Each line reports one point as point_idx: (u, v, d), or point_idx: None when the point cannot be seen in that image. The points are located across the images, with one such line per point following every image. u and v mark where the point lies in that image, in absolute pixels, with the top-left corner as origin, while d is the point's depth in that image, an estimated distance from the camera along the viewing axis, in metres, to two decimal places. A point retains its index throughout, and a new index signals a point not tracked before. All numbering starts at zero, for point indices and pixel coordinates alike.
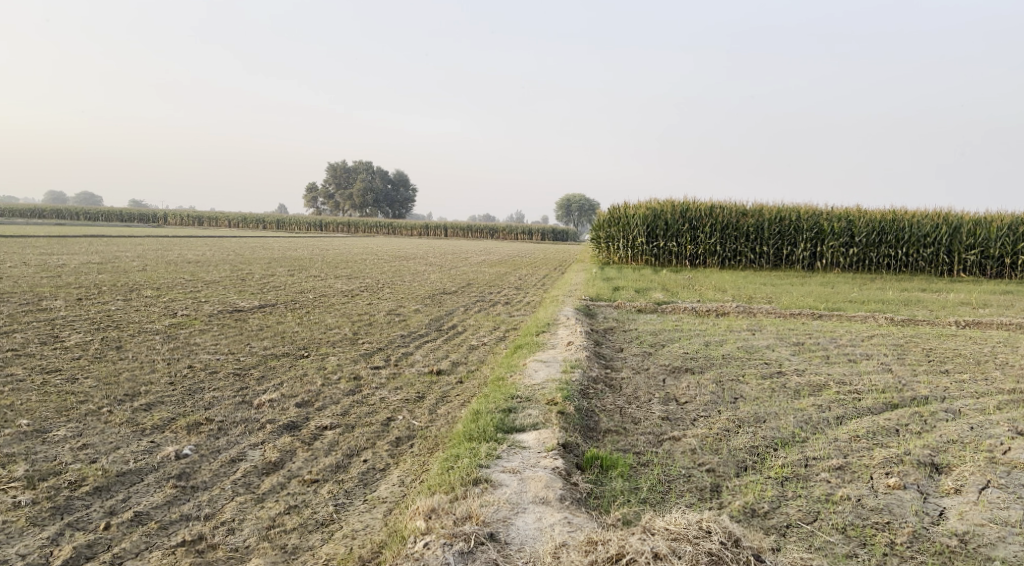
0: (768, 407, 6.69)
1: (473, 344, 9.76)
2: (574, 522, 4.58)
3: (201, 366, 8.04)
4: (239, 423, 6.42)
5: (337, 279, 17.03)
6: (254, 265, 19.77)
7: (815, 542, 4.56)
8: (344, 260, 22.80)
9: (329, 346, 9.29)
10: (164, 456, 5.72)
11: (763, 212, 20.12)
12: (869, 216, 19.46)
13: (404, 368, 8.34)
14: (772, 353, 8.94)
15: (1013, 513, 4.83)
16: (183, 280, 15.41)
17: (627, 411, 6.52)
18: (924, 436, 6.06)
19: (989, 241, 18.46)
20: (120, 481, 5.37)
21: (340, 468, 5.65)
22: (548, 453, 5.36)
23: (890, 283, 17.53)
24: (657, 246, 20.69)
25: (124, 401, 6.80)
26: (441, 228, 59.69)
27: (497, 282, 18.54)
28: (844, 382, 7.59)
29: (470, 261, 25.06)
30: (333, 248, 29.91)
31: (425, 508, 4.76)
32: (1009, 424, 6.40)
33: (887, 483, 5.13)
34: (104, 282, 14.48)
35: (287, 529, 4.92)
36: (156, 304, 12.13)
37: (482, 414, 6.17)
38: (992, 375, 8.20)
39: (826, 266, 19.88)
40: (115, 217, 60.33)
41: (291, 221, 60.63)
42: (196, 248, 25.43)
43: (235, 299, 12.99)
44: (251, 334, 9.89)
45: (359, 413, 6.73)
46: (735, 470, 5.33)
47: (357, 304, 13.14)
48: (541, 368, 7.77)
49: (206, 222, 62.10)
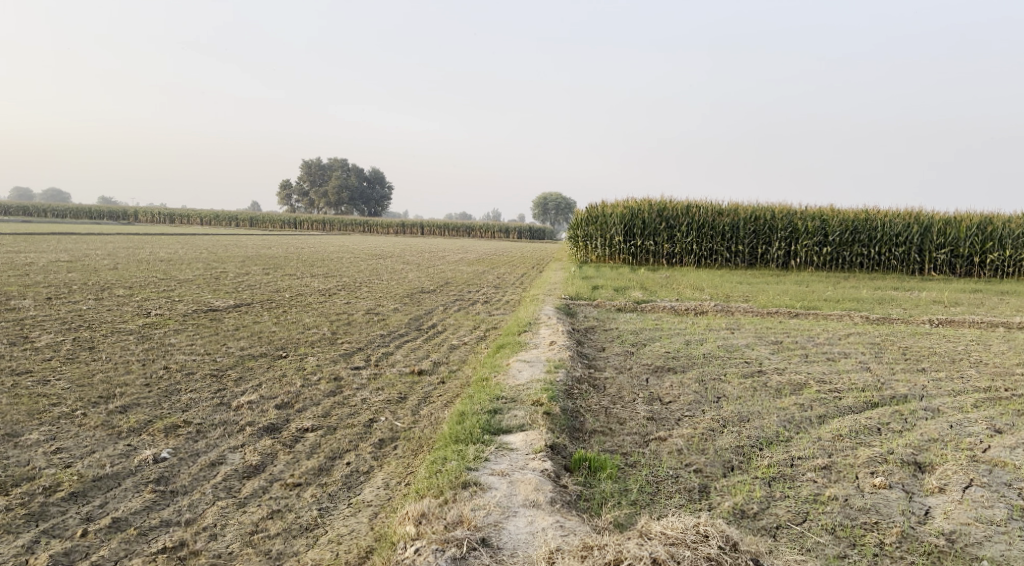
0: (751, 406, 6.72)
1: (453, 344, 9.67)
2: (567, 525, 4.54)
3: (177, 367, 7.89)
4: (218, 425, 6.29)
5: (313, 278, 16.84)
6: (229, 264, 19.48)
7: (806, 544, 4.56)
8: (320, 260, 22.51)
9: (308, 346, 9.17)
10: (141, 460, 5.59)
11: (738, 211, 20.23)
12: (842, 216, 19.64)
13: (385, 368, 8.25)
14: (752, 353, 8.96)
15: (998, 512, 4.88)
16: (155, 279, 15.11)
17: (612, 411, 6.50)
18: (905, 434, 6.10)
19: (959, 241, 18.77)
20: (97, 486, 5.23)
21: (323, 472, 5.55)
22: (536, 455, 5.32)
23: (863, 282, 17.72)
24: (634, 245, 20.74)
25: (99, 404, 6.64)
26: (417, 226, 59.27)
27: (475, 281, 18.45)
28: (824, 381, 7.64)
29: (447, 260, 24.92)
30: (309, 246, 29.59)
31: (415, 513, 4.68)
32: (988, 422, 6.48)
33: (873, 483, 5.15)
34: (75, 281, 14.17)
35: (271, 534, 4.82)
36: (129, 303, 11.89)
37: (467, 415, 6.11)
38: (967, 373, 8.30)
39: (800, 266, 20.06)
40: (85, 215, 59.20)
41: (265, 220, 59.92)
42: (167, 246, 24.98)
43: (210, 298, 12.78)
44: (227, 334, 9.73)
45: (341, 414, 6.64)
46: (722, 471, 5.33)
47: (335, 303, 12.97)
48: (524, 368, 7.73)
49: (177, 220, 61.14)
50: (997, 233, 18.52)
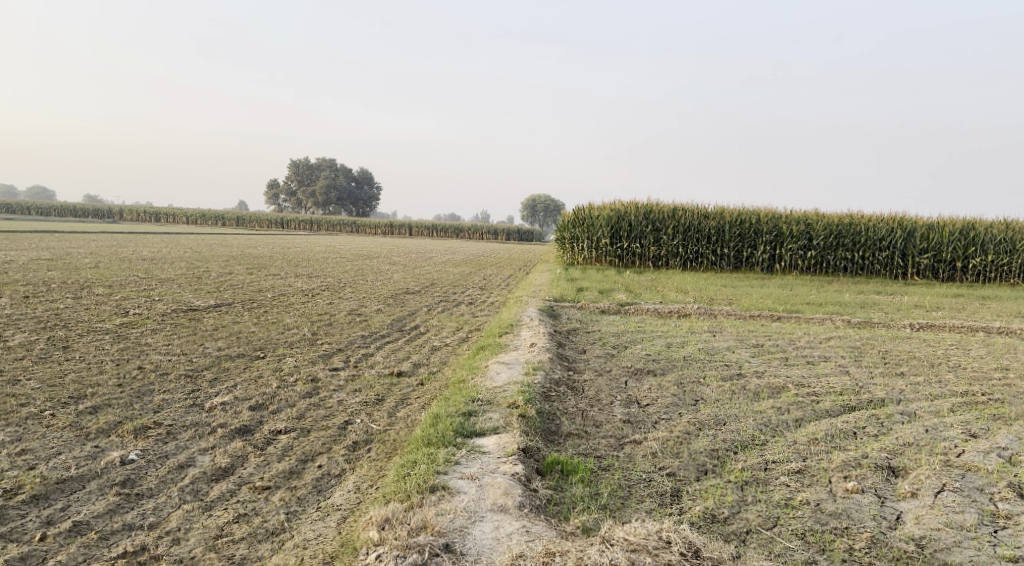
0: (729, 409, 6.68)
1: (434, 345, 9.61)
2: (533, 530, 4.50)
3: (152, 368, 7.78)
4: (190, 427, 6.19)
5: (296, 278, 16.70)
6: (212, 263, 19.28)
7: (774, 548, 4.54)
8: (306, 259, 22.36)
9: (286, 346, 9.06)
10: (108, 462, 5.49)
11: (724, 215, 20.26)
12: (827, 220, 19.69)
13: (363, 370, 8.17)
14: (732, 356, 8.94)
15: (968, 517, 4.88)
16: (137, 278, 14.94)
17: (589, 414, 6.45)
18: (881, 439, 6.09)
19: (942, 246, 18.90)
20: (60, 489, 5.14)
21: (293, 475, 5.47)
22: (508, 458, 5.27)
23: (847, 286, 17.78)
24: (620, 247, 20.73)
25: (68, 404, 6.53)
26: (405, 226, 59.02)
27: (461, 282, 18.37)
28: (802, 384, 7.62)
29: (434, 261, 24.82)
30: (295, 246, 29.37)
31: (378, 518, 4.62)
32: (964, 427, 6.47)
33: (845, 487, 5.13)
34: (54, 280, 13.97)
35: (235, 539, 4.75)
36: (107, 302, 11.73)
37: (442, 418, 6.04)
38: (945, 377, 8.31)
39: (785, 269, 20.09)
40: (69, 213, 58.57)
41: (252, 219, 59.57)
42: (151, 245, 24.72)
43: (190, 298, 12.64)
44: (205, 334, 9.61)
45: (316, 416, 6.55)
46: (695, 474, 5.29)
47: (317, 304, 12.88)
48: (503, 370, 7.66)
49: (163, 219, 60.69)
50: (979, 238, 18.68)
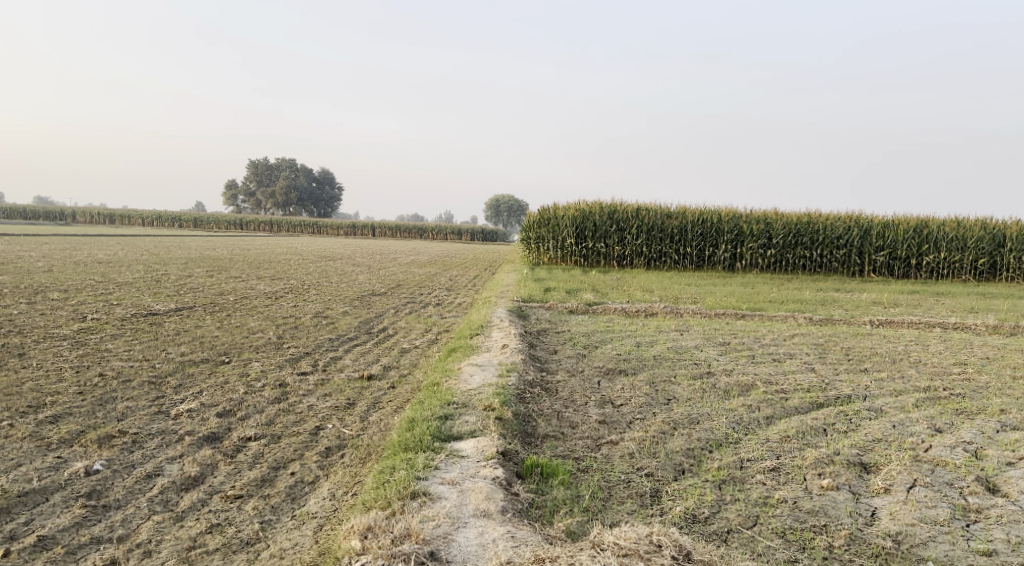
0: (700, 408, 6.73)
1: (404, 348, 9.51)
2: (518, 536, 4.47)
3: (113, 374, 7.55)
4: (156, 435, 6.02)
5: (259, 281, 16.41)
6: (171, 266, 18.85)
7: (757, 547, 4.59)
8: (267, 261, 22.00)
9: (252, 351, 8.89)
10: (72, 473, 5.31)
11: (687, 214, 20.46)
12: (786, 219, 20.01)
13: (332, 373, 8.05)
14: (701, 354, 9.02)
15: (941, 512, 4.97)
16: (92, 282, 14.53)
17: (564, 415, 6.42)
18: (851, 435, 6.18)
19: (897, 243, 19.35)
20: (22, 502, 4.96)
21: (266, 483, 5.35)
22: (487, 463, 5.23)
23: (807, 284, 18.08)
24: (585, 247, 20.80)
25: (27, 413, 6.31)
26: (368, 227, 58.40)
27: (427, 282, 18.27)
28: (771, 382, 7.71)
29: (399, 262, 24.63)
30: (257, 248, 28.89)
31: (360, 526, 4.55)
32: (929, 422, 6.60)
33: (821, 484, 5.20)
34: (6, 284, 13.50)
35: (209, 551, 4.62)
36: (63, 307, 11.39)
37: (418, 422, 5.96)
38: (908, 373, 8.49)
39: (747, 267, 20.32)
40: (19, 215, 56.64)
41: (210, 220, 58.39)
42: (106, 248, 24.04)
43: (149, 302, 12.32)
44: (167, 339, 9.37)
45: (286, 422, 6.43)
46: (674, 474, 5.32)
47: (282, 307, 12.66)
48: (476, 373, 7.60)
49: (117, 221, 59.21)
50: (932, 236, 19.17)
